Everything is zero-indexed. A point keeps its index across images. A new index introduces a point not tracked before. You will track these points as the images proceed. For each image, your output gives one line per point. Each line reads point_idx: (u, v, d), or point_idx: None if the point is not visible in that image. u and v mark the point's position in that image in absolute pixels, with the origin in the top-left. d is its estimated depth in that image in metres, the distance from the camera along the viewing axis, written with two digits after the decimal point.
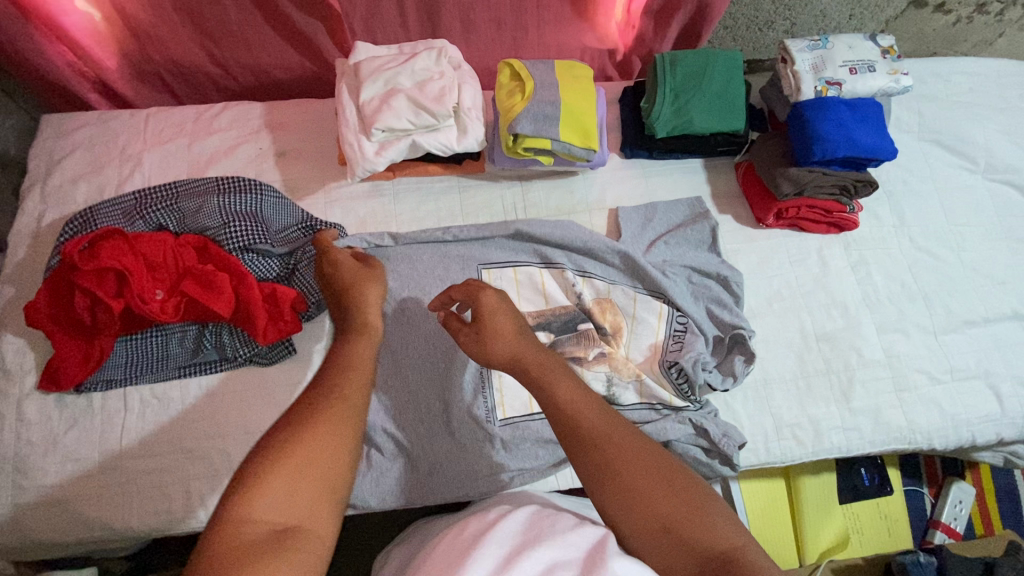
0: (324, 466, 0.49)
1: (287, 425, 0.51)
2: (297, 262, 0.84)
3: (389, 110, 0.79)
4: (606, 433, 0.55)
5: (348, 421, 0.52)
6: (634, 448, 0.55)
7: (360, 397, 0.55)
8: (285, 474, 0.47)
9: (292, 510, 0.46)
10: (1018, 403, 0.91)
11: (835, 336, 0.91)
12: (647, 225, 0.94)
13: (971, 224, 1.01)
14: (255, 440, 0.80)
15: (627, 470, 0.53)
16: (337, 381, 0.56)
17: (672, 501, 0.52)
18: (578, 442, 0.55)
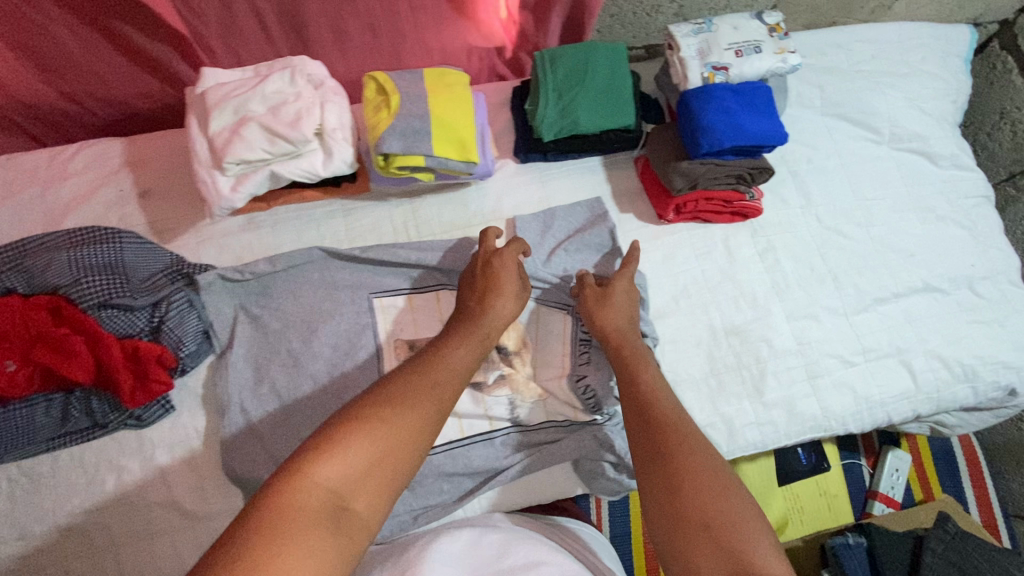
0: (397, 446, 0.50)
1: (377, 399, 0.53)
2: (162, 314, 0.77)
3: (240, 141, 0.72)
4: (671, 426, 0.60)
5: (431, 411, 0.54)
6: (692, 448, 0.57)
7: (449, 393, 0.58)
8: (364, 443, 0.49)
9: (355, 485, 0.47)
10: (932, 377, 0.90)
11: (744, 330, 0.89)
12: (545, 233, 0.88)
13: (878, 197, 0.99)
14: (139, 508, 0.75)
15: (684, 466, 0.55)
16: (434, 374, 0.59)
17: (722, 502, 0.52)
18: (644, 429, 0.61)
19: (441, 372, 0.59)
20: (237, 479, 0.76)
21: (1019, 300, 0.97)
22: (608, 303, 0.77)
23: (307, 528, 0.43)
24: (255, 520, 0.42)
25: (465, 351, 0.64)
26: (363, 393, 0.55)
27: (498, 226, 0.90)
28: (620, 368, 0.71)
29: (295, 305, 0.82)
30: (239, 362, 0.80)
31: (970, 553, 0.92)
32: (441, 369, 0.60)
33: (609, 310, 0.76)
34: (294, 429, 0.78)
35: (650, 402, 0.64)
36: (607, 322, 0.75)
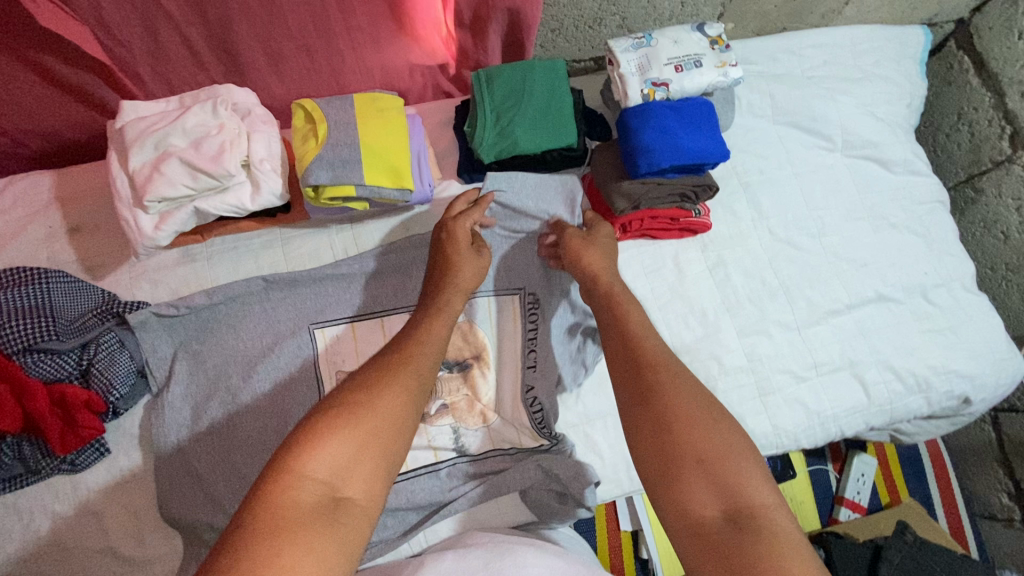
0: (380, 428, 0.49)
1: (358, 383, 0.52)
2: (91, 357, 0.75)
3: (160, 178, 0.70)
4: (658, 362, 0.56)
5: (411, 386, 0.53)
6: (681, 383, 0.54)
7: (429, 365, 0.56)
8: (347, 430, 0.47)
9: (345, 471, 0.46)
10: (885, 389, 0.90)
11: (694, 348, 0.88)
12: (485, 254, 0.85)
13: (830, 207, 0.98)
14: (72, 557, 0.73)
15: (672, 401, 0.52)
16: (412, 350, 0.57)
17: (715, 436, 0.50)
18: (629, 366, 0.57)
19: (417, 348, 0.58)
20: (174, 523, 0.74)
21: (972, 307, 0.96)
22: (592, 241, 0.77)
23: (301, 529, 0.42)
24: (246, 521, 0.42)
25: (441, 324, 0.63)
26: (345, 379, 0.53)
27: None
28: (603, 310, 0.66)
29: (232, 340, 0.80)
30: (175, 401, 0.78)
31: (928, 562, 0.93)
32: (418, 345, 0.58)
33: (592, 246, 0.75)
34: (232, 469, 0.75)
35: (636, 339, 0.60)
36: (592, 257, 0.74)
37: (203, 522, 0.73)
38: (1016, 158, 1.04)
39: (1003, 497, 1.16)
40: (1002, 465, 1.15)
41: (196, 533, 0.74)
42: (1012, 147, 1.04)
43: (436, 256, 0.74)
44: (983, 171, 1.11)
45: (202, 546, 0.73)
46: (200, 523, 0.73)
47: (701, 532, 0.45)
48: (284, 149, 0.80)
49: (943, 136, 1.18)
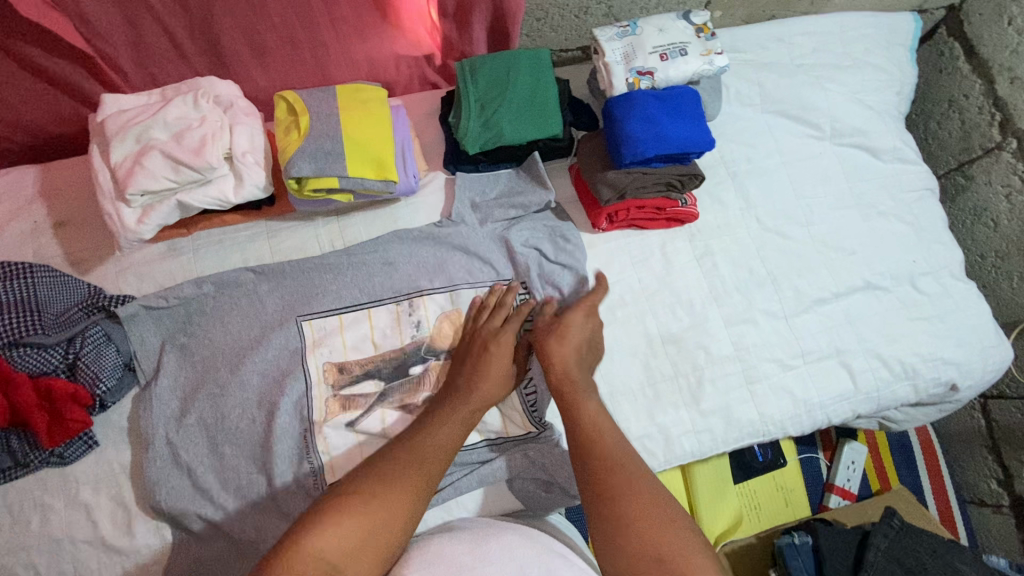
0: (384, 517, 0.56)
1: (366, 475, 0.60)
2: (77, 350, 0.75)
3: (142, 172, 0.70)
4: (619, 461, 0.61)
5: (416, 483, 0.60)
6: (642, 488, 0.59)
7: (432, 467, 0.63)
8: (354, 517, 0.55)
9: (350, 556, 0.53)
10: (872, 377, 0.90)
11: (681, 337, 0.88)
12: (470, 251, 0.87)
13: (819, 195, 0.98)
14: (62, 548, 0.73)
15: (637, 502, 0.57)
16: (420, 450, 0.64)
17: (667, 532, 0.56)
18: (593, 465, 0.61)
19: (425, 446, 0.64)
20: (162, 513, 0.74)
21: (960, 294, 0.96)
22: (556, 333, 0.75)
23: None
24: None
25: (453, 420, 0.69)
26: (357, 469, 0.61)
27: (432, 247, 0.87)
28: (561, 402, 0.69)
29: (221, 333, 0.80)
30: (163, 394, 0.78)
31: (912, 547, 0.94)
32: (426, 438, 0.66)
33: (567, 333, 0.75)
34: (220, 460, 0.76)
35: (596, 437, 0.63)
36: (562, 352, 0.73)
37: (191, 513, 0.74)
38: (1006, 145, 1.04)
39: (992, 483, 1.17)
40: (991, 452, 1.16)
41: (185, 523, 0.74)
42: (1002, 134, 1.04)
43: (465, 352, 0.78)
44: (973, 159, 1.11)
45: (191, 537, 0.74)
46: (188, 513, 0.74)
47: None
48: (267, 141, 0.79)
49: (934, 124, 1.18)
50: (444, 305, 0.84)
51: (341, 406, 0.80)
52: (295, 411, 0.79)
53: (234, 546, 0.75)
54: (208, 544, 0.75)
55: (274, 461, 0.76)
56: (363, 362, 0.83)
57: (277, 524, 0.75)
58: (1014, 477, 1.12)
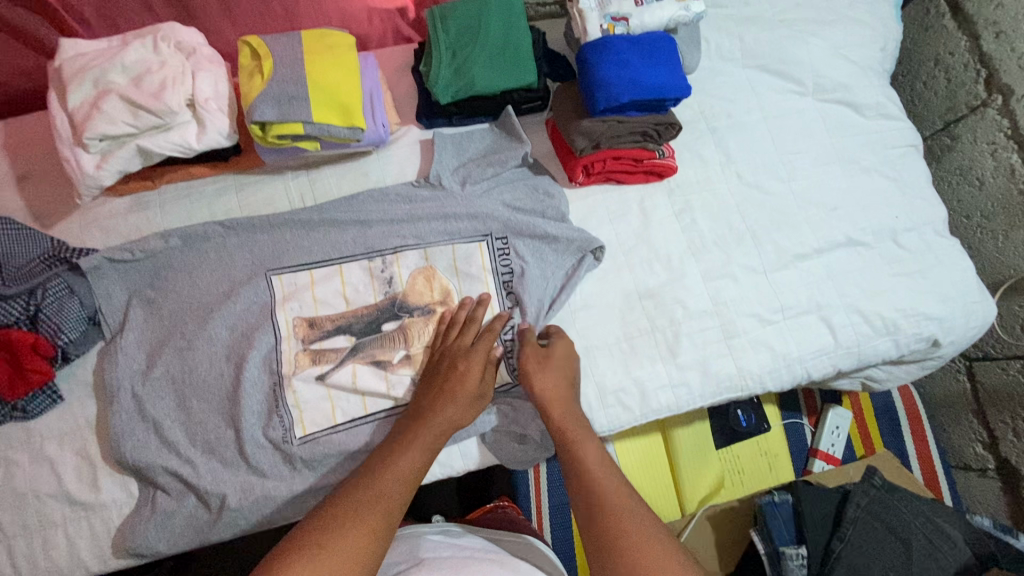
0: (342, 567, 0.57)
1: (324, 532, 0.59)
2: (39, 302, 0.73)
3: (100, 115, 0.68)
4: (613, 508, 0.62)
5: (376, 527, 0.60)
6: (638, 533, 0.60)
7: (390, 516, 0.62)
8: (306, 570, 0.55)
9: None
10: (852, 332, 0.88)
11: (658, 292, 0.87)
12: (443, 208, 0.85)
13: (801, 151, 0.96)
14: (27, 501, 0.72)
15: (634, 544, 0.59)
16: (371, 496, 0.63)
17: (664, 573, 0.57)
18: (587, 499, 0.63)
19: (387, 486, 0.64)
20: (127, 466, 0.73)
21: (942, 250, 0.95)
22: (551, 361, 0.74)
23: None
24: None
25: (416, 451, 0.68)
26: (312, 524, 0.61)
27: (406, 207, 0.86)
28: (561, 436, 0.70)
29: (189, 288, 0.79)
30: (129, 348, 0.77)
31: (895, 506, 0.92)
32: (390, 475, 0.65)
33: (552, 367, 0.74)
34: (188, 414, 0.75)
35: (595, 472, 0.65)
36: (547, 383, 0.73)
37: (157, 465, 0.73)
38: (991, 102, 1.02)
39: (977, 447, 1.16)
40: (976, 415, 1.15)
41: (150, 476, 0.73)
42: (987, 90, 1.02)
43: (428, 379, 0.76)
44: (959, 117, 1.09)
45: (157, 490, 0.73)
46: (154, 466, 0.73)
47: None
48: (231, 89, 0.77)
49: (920, 85, 1.16)
50: (418, 261, 0.83)
51: (311, 359, 0.79)
52: (264, 365, 0.78)
53: (199, 501, 0.73)
54: (174, 500, 0.73)
55: (244, 413, 0.75)
56: (334, 318, 0.81)
57: (246, 478, 0.74)
58: (997, 439, 1.11)
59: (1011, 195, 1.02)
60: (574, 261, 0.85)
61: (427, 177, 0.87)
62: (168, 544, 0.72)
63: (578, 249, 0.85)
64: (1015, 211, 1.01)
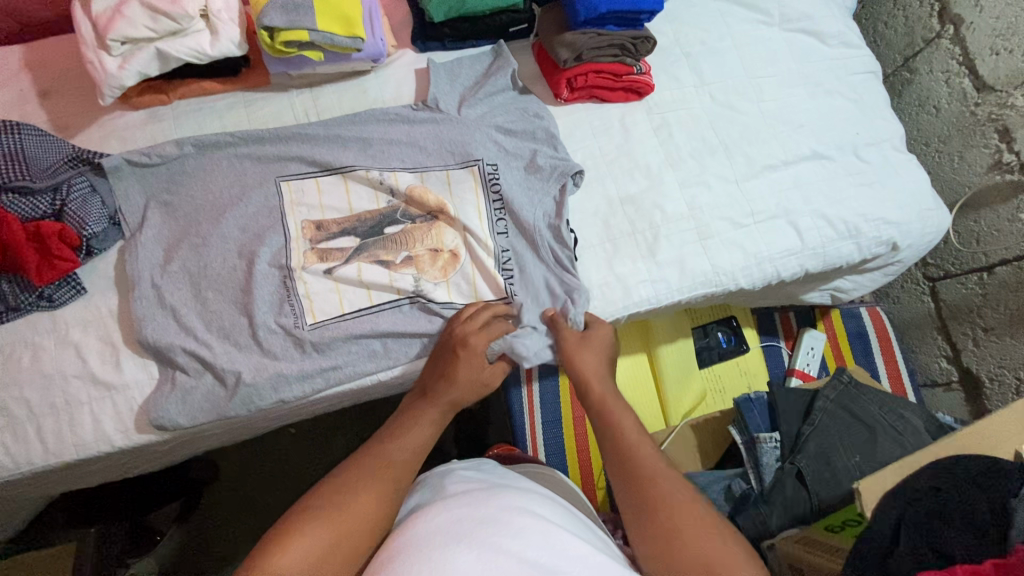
0: (356, 522, 0.58)
1: (350, 483, 0.62)
2: (64, 198, 0.79)
3: (122, 19, 0.74)
4: (650, 479, 0.64)
5: (387, 489, 0.62)
6: (673, 505, 0.61)
7: (403, 472, 0.65)
8: (324, 525, 0.57)
9: (322, 556, 0.56)
10: (818, 234, 0.96)
11: (638, 198, 0.94)
12: (435, 128, 0.91)
13: (769, 74, 1.04)
14: (53, 381, 0.77)
15: (667, 512, 0.60)
16: (388, 455, 0.67)
17: (701, 538, 0.58)
18: (628, 480, 0.65)
19: (398, 455, 0.67)
20: (150, 348, 0.79)
21: (901, 163, 1.03)
22: (590, 344, 0.82)
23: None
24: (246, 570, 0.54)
25: (424, 423, 0.72)
26: (338, 475, 0.64)
27: (406, 127, 0.91)
28: (599, 417, 0.73)
29: (202, 190, 0.84)
30: (149, 244, 0.82)
31: (860, 399, 0.98)
32: (402, 445, 0.68)
33: (590, 348, 0.82)
34: (204, 303, 0.81)
35: (632, 452, 0.67)
36: (587, 364, 0.80)
37: (176, 346, 0.78)
38: (945, 33, 1.11)
39: (942, 361, 1.23)
40: (940, 331, 1.22)
41: (170, 357, 0.78)
42: (941, 22, 1.11)
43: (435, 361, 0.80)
44: (917, 52, 1.17)
45: (178, 369, 0.79)
46: (173, 347, 0.78)
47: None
48: (241, 6, 0.83)
49: (882, 26, 1.24)
50: (415, 174, 0.89)
51: (318, 257, 0.84)
52: (273, 260, 0.83)
53: (218, 380, 0.79)
54: (194, 378, 0.79)
55: (258, 301, 0.81)
56: (340, 222, 0.86)
57: (260, 359, 0.80)
58: (961, 351, 1.18)
59: (965, 118, 1.10)
60: (557, 185, 0.90)
61: (424, 101, 0.92)
62: (188, 418, 0.78)
63: (560, 174, 0.90)
64: (969, 132, 1.09)
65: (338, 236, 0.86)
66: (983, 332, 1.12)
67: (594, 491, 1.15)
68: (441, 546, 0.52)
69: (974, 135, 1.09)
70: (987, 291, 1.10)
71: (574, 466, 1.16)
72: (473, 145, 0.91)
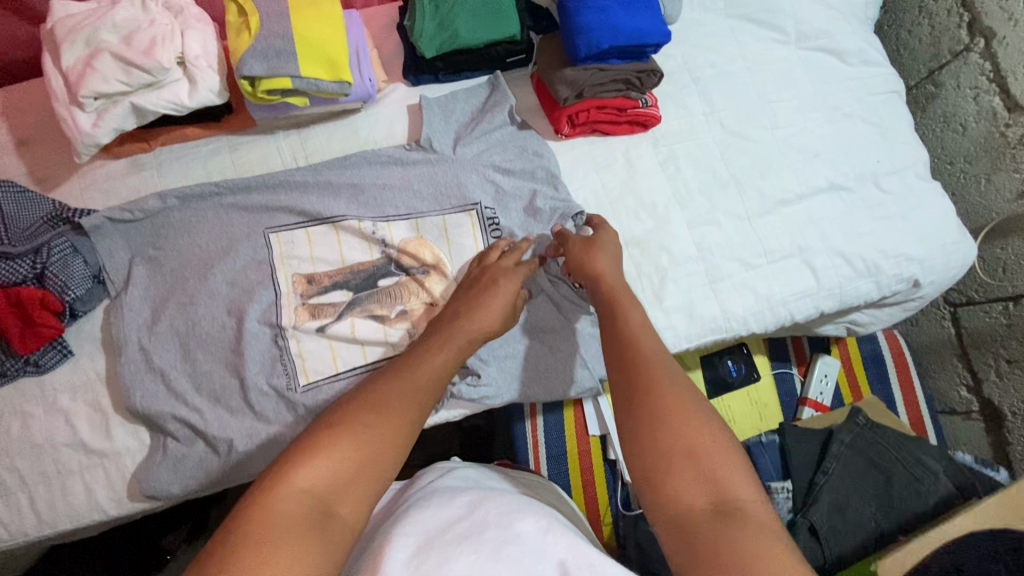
0: (378, 454, 0.54)
1: (364, 410, 0.57)
2: (45, 261, 0.76)
3: (93, 74, 0.70)
4: (648, 365, 0.59)
5: (408, 424, 0.58)
6: (666, 387, 0.56)
7: (424, 404, 0.61)
8: (340, 455, 0.53)
9: (341, 489, 0.51)
10: (834, 274, 0.91)
11: (644, 240, 0.89)
12: (430, 171, 0.86)
13: (784, 98, 0.97)
14: (43, 450, 0.75)
15: (661, 393, 0.56)
16: (409, 383, 0.62)
17: (693, 428, 0.53)
18: (626, 360, 0.60)
19: (422, 381, 0.62)
20: (140, 414, 0.76)
21: (924, 193, 0.96)
22: (599, 246, 0.77)
23: (282, 516, 0.47)
24: (252, 503, 0.48)
25: (450, 349, 0.67)
26: (346, 402, 0.59)
27: (399, 170, 0.86)
28: (607, 306, 0.69)
29: (188, 244, 0.81)
30: (135, 303, 0.79)
31: (880, 443, 0.95)
32: (419, 374, 0.63)
33: (601, 252, 0.76)
34: (193, 364, 0.78)
35: (635, 339, 0.62)
36: (598, 265, 0.74)
37: (166, 414, 0.76)
38: (974, 46, 1.03)
39: (962, 389, 1.18)
40: (960, 359, 1.17)
41: (161, 424, 0.76)
42: (970, 34, 1.03)
43: (464, 294, 0.76)
44: (943, 64, 1.10)
45: (168, 437, 0.76)
46: (163, 415, 0.76)
47: (686, 521, 0.49)
48: (220, 48, 0.79)
49: (905, 33, 1.17)
50: (410, 226, 0.85)
51: (310, 314, 0.81)
52: (263, 318, 0.80)
53: (211, 446, 0.76)
54: (185, 445, 0.76)
55: (248, 362, 0.78)
56: (332, 274, 0.83)
57: (252, 424, 0.77)
58: (982, 381, 1.14)
59: (994, 139, 1.03)
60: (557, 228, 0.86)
61: (417, 141, 0.88)
62: (181, 487, 0.76)
63: (561, 217, 0.86)
64: (998, 154, 1.03)
65: (332, 292, 0.82)
66: (1007, 364, 1.07)
67: (601, 525, 1.13)
68: (438, 545, 0.50)
69: (1003, 158, 1.02)
70: (1013, 322, 1.04)
71: (580, 501, 1.14)
72: (472, 188, 0.87)
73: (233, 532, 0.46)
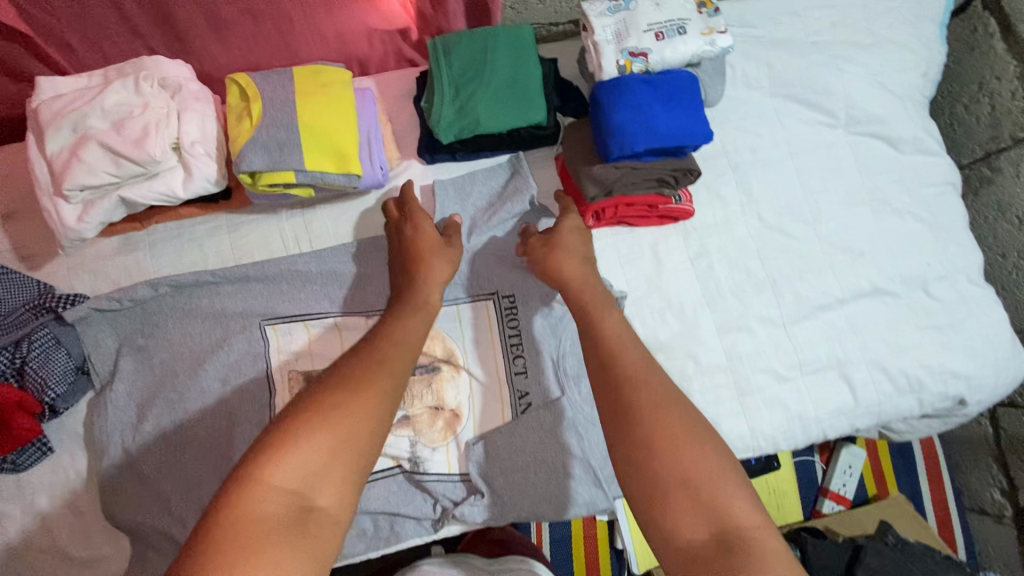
0: (357, 440, 0.47)
1: (336, 386, 0.49)
2: (24, 354, 0.71)
3: (79, 165, 0.64)
4: (632, 379, 0.53)
5: (388, 401, 0.50)
6: (653, 405, 0.50)
7: (400, 369, 0.54)
8: (314, 443, 0.45)
9: (317, 480, 0.45)
10: (873, 391, 0.84)
11: (670, 346, 0.82)
12: None
13: (829, 189, 0.89)
14: (16, 558, 0.70)
15: (649, 415, 0.50)
16: (386, 357, 0.54)
17: (689, 455, 0.48)
18: (605, 379, 0.54)
19: (401, 359, 0.55)
20: (120, 522, 0.71)
21: (976, 301, 0.88)
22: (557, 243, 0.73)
23: (255, 526, 0.41)
24: (216, 504, 0.42)
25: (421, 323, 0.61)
26: (317, 377, 0.51)
27: None
28: (581, 316, 0.62)
29: (179, 336, 0.75)
30: (120, 399, 0.74)
31: (909, 567, 0.89)
32: (395, 351, 0.55)
33: (564, 252, 0.71)
34: (178, 469, 0.72)
35: (618, 351, 0.56)
36: (564, 266, 0.70)
37: (148, 524, 0.71)
38: None
39: (995, 493, 1.11)
40: (996, 462, 1.10)
41: (143, 534, 0.71)
42: None
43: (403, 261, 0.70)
44: (1002, 149, 1.01)
45: (150, 547, 0.71)
46: (145, 525, 0.71)
47: (690, 553, 0.44)
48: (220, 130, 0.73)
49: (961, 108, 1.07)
50: None
51: None
52: (255, 421, 0.74)
53: None
54: (166, 558, 0.71)
55: None
56: None
57: None
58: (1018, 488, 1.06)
59: None
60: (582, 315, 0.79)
61: None
62: None
63: None
64: None
65: None
66: None
67: None
68: None
69: None
70: None
71: None
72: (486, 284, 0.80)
73: (198, 543, 0.40)
